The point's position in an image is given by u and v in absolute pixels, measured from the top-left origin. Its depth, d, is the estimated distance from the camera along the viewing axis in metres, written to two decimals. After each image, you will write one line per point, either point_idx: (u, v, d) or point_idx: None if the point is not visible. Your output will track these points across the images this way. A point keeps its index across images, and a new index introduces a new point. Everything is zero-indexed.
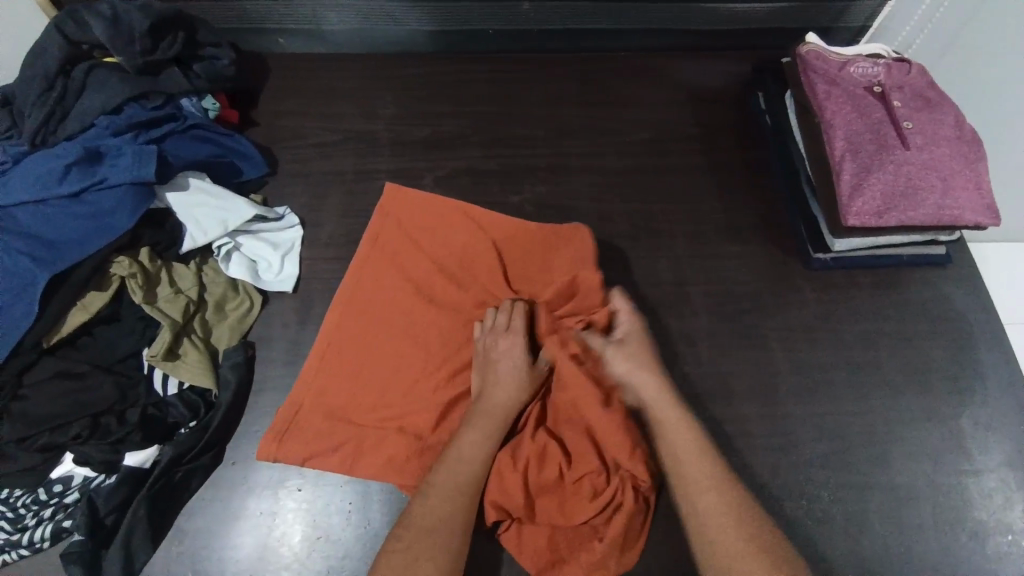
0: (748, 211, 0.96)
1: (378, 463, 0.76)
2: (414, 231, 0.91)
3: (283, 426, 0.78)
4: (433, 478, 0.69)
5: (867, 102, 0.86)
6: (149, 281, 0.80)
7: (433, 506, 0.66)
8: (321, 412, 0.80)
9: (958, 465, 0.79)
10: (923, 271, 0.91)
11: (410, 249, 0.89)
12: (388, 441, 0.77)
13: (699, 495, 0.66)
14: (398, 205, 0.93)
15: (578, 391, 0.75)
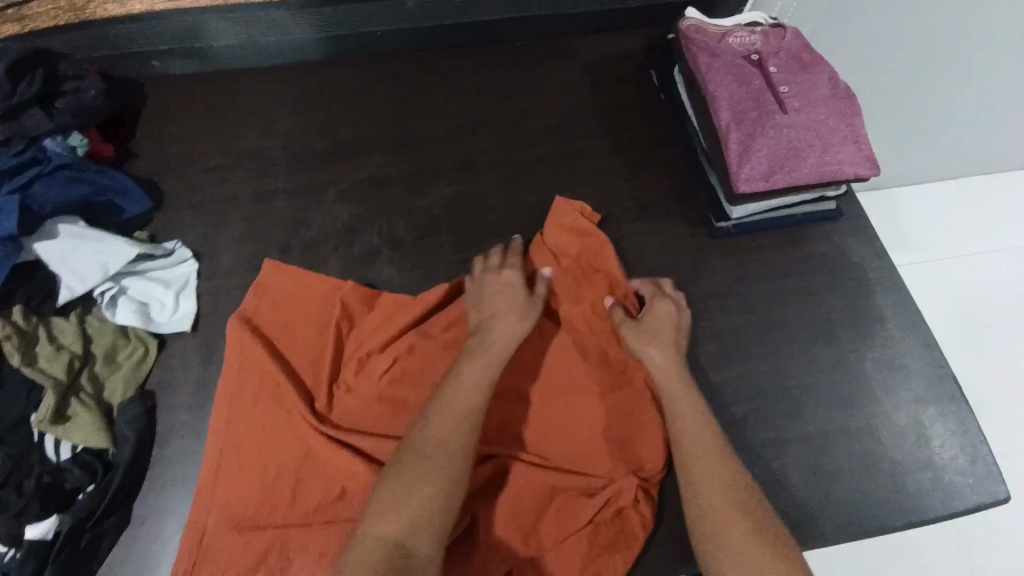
0: (654, 187, 0.97)
1: (311, 559, 0.70)
2: (288, 304, 0.84)
3: (191, 545, 0.70)
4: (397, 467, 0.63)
5: (745, 71, 0.88)
6: (27, 341, 0.75)
7: (432, 435, 0.64)
8: (228, 524, 0.71)
9: (869, 409, 0.83)
10: (822, 226, 0.94)
11: (286, 325, 0.83)
12: (317, 534, 0.70)
13: (699, 460, 0.66)
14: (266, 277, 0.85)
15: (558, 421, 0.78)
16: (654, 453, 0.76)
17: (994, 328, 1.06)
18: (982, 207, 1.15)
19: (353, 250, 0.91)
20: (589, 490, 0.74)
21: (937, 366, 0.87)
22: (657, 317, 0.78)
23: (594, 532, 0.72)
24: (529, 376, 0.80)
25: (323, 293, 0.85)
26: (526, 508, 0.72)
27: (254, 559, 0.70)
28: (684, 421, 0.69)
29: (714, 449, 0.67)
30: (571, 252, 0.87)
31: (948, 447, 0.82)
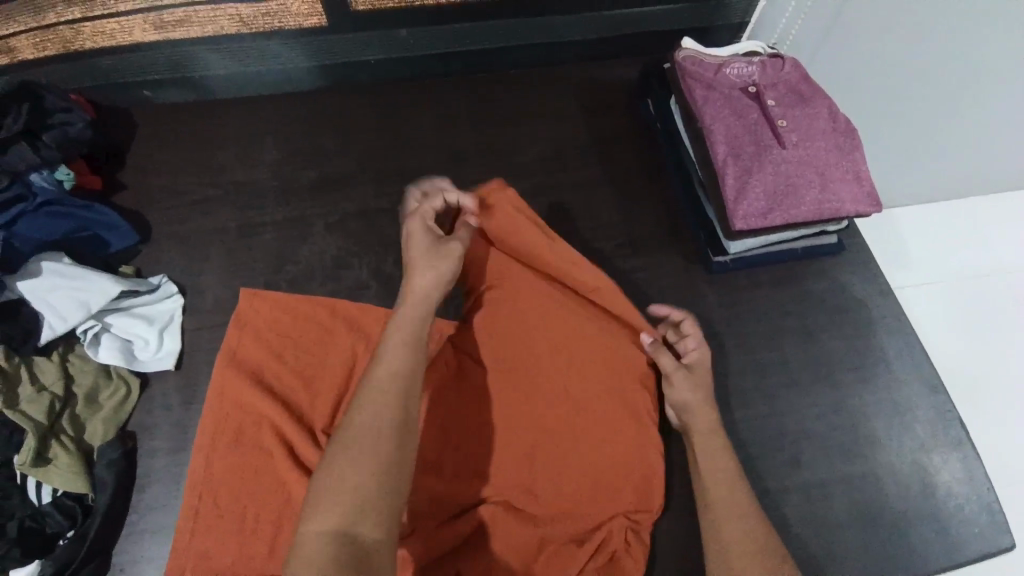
0: (647, 219, 0.95)
1: None
2: (275, 340, 0.83)
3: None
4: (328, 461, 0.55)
5: (742, 104, 0.86)
6: (10, 382, 0.74)
7: (366, 422, 0.57)
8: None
9: (872, 455, 0.80)
10: (821, 260, 0.92)
11: (272, 361, 0.81)
12: None
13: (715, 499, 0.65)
14: (254, 311, 0.85)
15: (552, 461, 0.75)
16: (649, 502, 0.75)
17: (1018, 365, 1.00)
18: (997, 235, 1.10)
19: (340, 284, 0.89)
20: (580, 539, 0.72)
21: (942, 408, 0.84)
22: (701, 366, 0.74)
23: None
24: (528, 416, 0.77)
25: (312, 329, 0.84)
26: (512, 559, 0.70)
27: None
28: (706, 463, 0.68)
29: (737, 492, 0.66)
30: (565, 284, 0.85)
31: (955, 497, 0.78)
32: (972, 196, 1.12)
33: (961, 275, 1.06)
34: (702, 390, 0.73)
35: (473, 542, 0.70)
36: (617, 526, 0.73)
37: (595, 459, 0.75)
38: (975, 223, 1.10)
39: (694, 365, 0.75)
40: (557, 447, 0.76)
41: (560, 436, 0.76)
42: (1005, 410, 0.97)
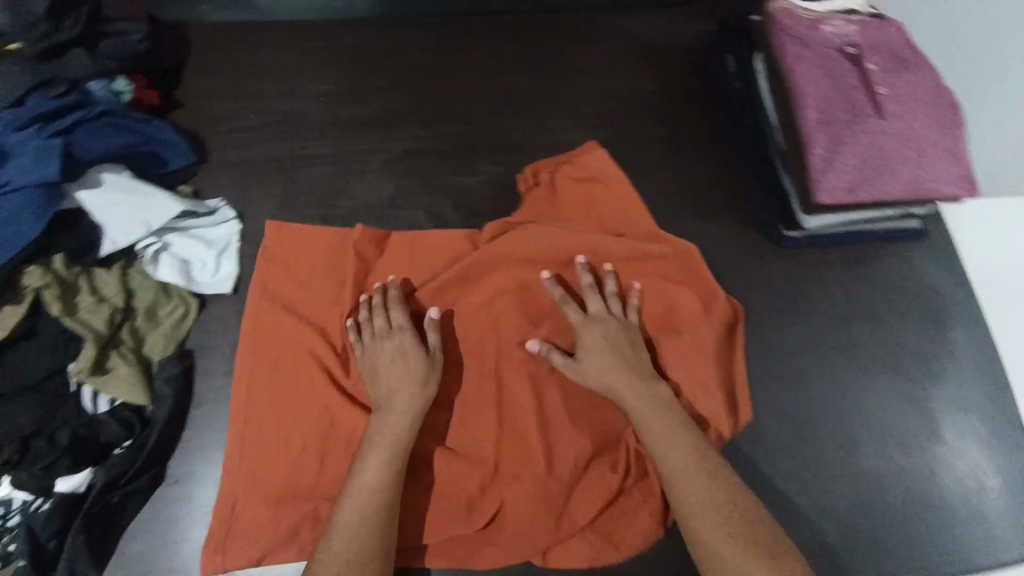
0: (716, 184, 0.91)
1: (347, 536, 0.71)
2: (304, 273, 0.81)
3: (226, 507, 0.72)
4: (336, 530, 0.63)
5: (838, 67, 0.80)
6: (68, 291, 0.74)
7: (344, 541, 0.62)
8: (263, 497, 0.73)
9: (928, 452, 0.78)
10: (896, 245, 0.88)
11: (304, 293, 0.80)
12: None
13: (691, 499, 0.65)
14: (282, 243, 0.83)
15: (587, 396, 0.79)
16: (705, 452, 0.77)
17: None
18: None
19: (395, 225, 0.87)
20: (612, 461, 0.77)
21: (1004, 411, 0.81)
22: (620, 338, 0.76)
23: (625, 499, 0.77)
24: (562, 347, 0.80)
25: (342, 258, 0.82)
26: (554, 483, 0.75)
27: (288, 530, 0.72)
28: (661, 452, 0.69)
29: (705, 481, 0.66)
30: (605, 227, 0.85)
31: (1008, 502, 0.77)
32: None
33: None
34: (627, 362, 0.74)
35: (518, 471, 0.75)
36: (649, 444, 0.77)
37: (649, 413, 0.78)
38: None
39: (616, 350, 0.75)
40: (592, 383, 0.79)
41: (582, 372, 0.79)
42: None
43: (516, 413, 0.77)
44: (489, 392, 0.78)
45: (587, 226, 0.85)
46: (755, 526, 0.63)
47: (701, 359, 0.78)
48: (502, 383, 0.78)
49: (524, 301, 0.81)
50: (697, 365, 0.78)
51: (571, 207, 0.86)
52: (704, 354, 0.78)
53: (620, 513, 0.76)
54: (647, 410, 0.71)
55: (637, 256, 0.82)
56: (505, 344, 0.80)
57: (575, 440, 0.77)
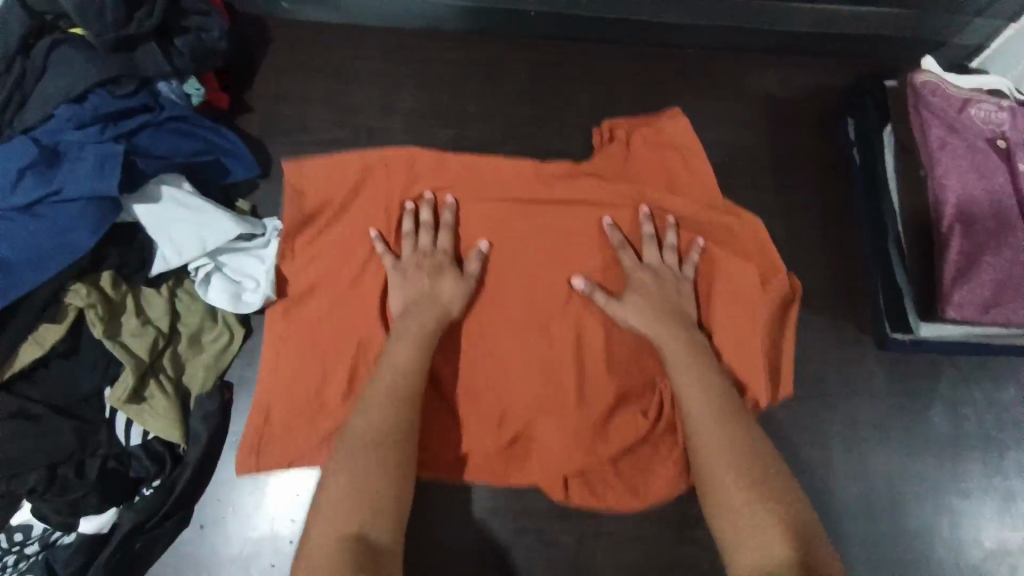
0: (818, 263, 0.82)
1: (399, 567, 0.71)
2: (336, 195, 0.77)
3: (253, 443, 0.70)
4: (362, 416, 0.61)
5: (987, 161, 0.71)
6: (112, 310, 0.69)
7: (377, 426, 0.60)
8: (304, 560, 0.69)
9: (1008, 575, 0.72)
10: (1010, 361, 0.79)
11: (346, 223, 0.77)
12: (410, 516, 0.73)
13: (707, 436, 0.62)
14: (304, 177, 0.76)
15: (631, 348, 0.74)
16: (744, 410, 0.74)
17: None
18: None
19: None
20: (644, 409, 0.74)
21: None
22: (665, 275, 0.73)
23: (653, 446, 0.74)
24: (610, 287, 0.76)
25: (381, 181, 0.77)
26: (582, 423, 0.72)
27: None
28: (686, 394, 0.66)
29: (726, 424, 0.62)
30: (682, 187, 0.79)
31: None
32: None
33: None
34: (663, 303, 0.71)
35: (551, 408, 0.73)
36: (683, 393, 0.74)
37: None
38: None
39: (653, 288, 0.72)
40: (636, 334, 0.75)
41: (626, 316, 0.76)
42: None
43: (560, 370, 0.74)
44: (529, 339, 0.75)
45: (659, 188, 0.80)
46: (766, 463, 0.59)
47: (751, 328, 0.75)
48: (546, 335, 0.75)
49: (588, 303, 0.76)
50: (744, 332, 0.75)
51: (647, 174, 0.80)
52: (752, 319, 0.75)
53: (649, 457, 0.74)
54: (680, 351, 0.68)
55: (698, 217, 0.77)
56: (561, 339, 0.74)
57: (608, 380, 0.74)
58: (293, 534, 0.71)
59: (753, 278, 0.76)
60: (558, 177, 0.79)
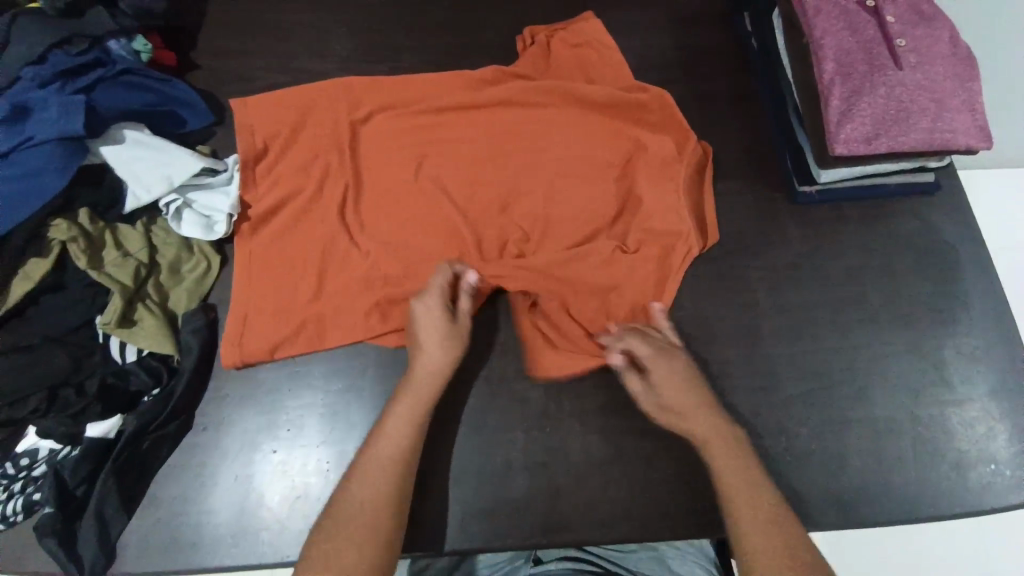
0: (731, 140, 0.90)
1: None
2: (291, 124, 0.86)
3: (236, 330, 0.77)
4: (376, 441, 0.67)
5: (859, 19, 0.79)
6: (93, 245, 0.75)
7: (391, 441, 0.67)
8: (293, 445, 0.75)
9: (941, 397, 0.79)
10: (912, 201, 0.87)
11: (298, 149, 0.86)
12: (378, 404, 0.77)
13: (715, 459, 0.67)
14: (254, 114, 0.86)
15: (566, 221, 0.83)
16: (678, 270, 0.82)
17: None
18: None
19: (406, 180, 0.85)
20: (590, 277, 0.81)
21: (997, 305, 0.83)
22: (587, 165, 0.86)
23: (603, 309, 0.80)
24: (543, 176, 0.85)
25: (323, 110, 0.88)
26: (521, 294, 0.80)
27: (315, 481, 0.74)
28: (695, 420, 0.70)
29: (733, 452, 0.67)
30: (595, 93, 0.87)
31: (1016, 443, 0.78)
32: None
33: None
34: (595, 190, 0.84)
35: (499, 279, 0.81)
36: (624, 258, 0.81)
37: (631, 235, 0.83)
38: None
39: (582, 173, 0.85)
40: (571, 210, 0.84)
41: (561, 195, 0.84)
42: None
43: (510, 242, 0.82)
44: (482, 222, 0.83)
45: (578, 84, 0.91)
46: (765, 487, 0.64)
47: (674, 191, 0.84)
48: (499, 215, 0.84)
49: (522, 190, 0.85)
50: (668, 195, 0.83)
51: (565, 73, 0.92)
52: (673, 185, 0.84)
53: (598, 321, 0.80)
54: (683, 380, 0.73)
55: (614, 102, 0.88)
56: (499, 226, 0.83)
57: (553, 254, 0.81)
58: (289, 421, 0.76)
59: (673, 153, 0.86)
60: (483, 85, 0.90)
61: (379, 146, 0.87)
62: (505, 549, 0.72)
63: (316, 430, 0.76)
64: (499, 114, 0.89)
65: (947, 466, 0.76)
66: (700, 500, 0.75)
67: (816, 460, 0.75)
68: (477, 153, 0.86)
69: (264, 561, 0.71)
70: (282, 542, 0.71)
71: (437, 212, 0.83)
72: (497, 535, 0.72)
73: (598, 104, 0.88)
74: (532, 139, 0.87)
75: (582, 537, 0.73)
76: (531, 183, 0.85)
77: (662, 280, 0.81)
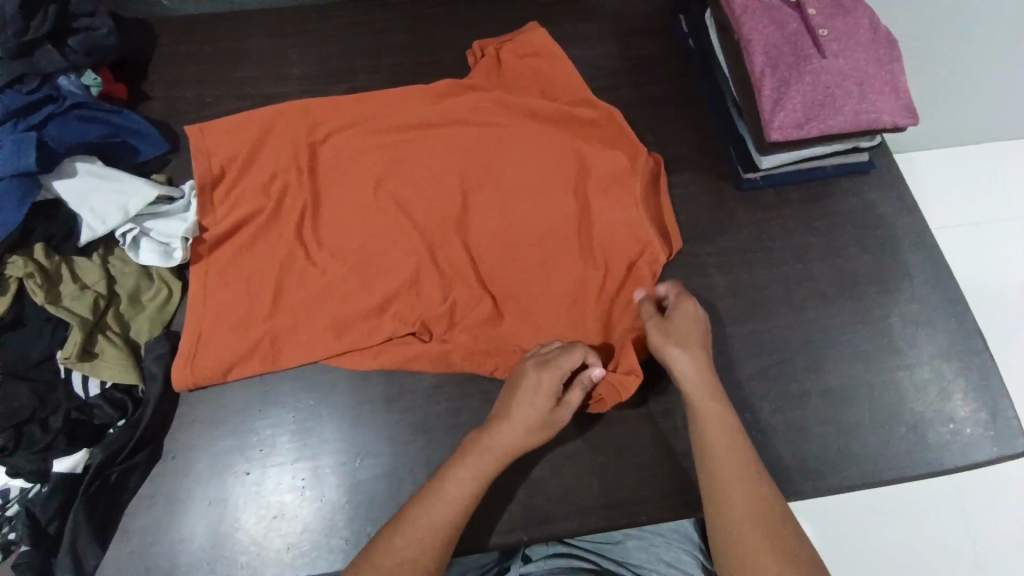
0: (677, 135, 0.94)
1: (349, 452, 0.76)
2: (245, 148, 0.87)
3: (190, 351, 0.76)
4: (430, 498, 0.65)
5: (782, 14, 0.84)
6: (50, 280, 0.75)
7: (451, 500, 0.65)
8: (265, 466, 0.75)
9: (893, 362, 0.82)
10: (850, 180, 0.92)
11: (255, 171, 0.86)
12: (346, 420, 0.78)
13: (718, 474, 0.66)
14: (209, 140, 0.86)
15: (522, 229, 0.85)
16: (649, 275, 0.83)
17: (994, 312, 1.11)
18: (993, 186, 1.19)
19: (363, 195, 0.86)
20: (548, 284, 0.82)
21: (940, 272, 0.87)
22: (539, 174, 0.88)
23: (565, 316, 0.81)
24: (498, 188, 0.87)
25: (277, 133, 0.88)
26: (484, 306, 0.80)
27: (291, 497, 0.74)
28: (706, 429, 0.69)
29: (740, 466, 0.66)
30: (545, 104, 0.90)
31: (970, 401, 0.81)
32: (973, 146, 1.20)
33: (956, 221, 1.16)
34: (550, 195, 0.86)
35: (457, 287, 0.81)
36: (582, 264, 0.83)
37: (587, 239, 0.85)
38: (971, 173, 1.19)
39: (537, 181, 0.87)
40: (526, 218, 0.85)
41: (516, 204, 0.86)
42: (987, 333, 1.10)
43: (467, 252, 0.83)
44: (440, 232, 0.84)
45: (528, 89, 0.93)
46: (767, 503, 0.64)
47: (636, 198, 0.86)
48: (457, 228, 0.85)
49: (477, 199, 0.87)
50: (620, 198, 0.86)
51: (517, 80, 0.94)
52: (629, 190, 0.86)
53: (560, 326, 0.81)
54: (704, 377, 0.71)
55: (569, 113, 0.90)
56: (456, 235, 0.84)
57: (510, 265, 0.83)
58: (260, 442, 0.76)
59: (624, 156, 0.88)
60: (437, 98, 0.92)
61: (337, 165, 0.88)
62: (497, 547, 0.73)
63: (287, 448, 0.76)
64: (453, 127, 0.90)
65: (905, 428, 0.79)
66: (673, 481, 0.77)
67: (781, 433, 0.78)
68: (431, 165, 0.88)
69: None
70: (260, 562, 0.71)
71: (396, 228, 0.84)
72: (478, 533, 0.73)
73: (547, 114, 0.90)
74: (487, 151, 0.89)
75: (561, 528, 0.74)
76: (486, 193, 0.87)
77: (626, 287, 0.83)
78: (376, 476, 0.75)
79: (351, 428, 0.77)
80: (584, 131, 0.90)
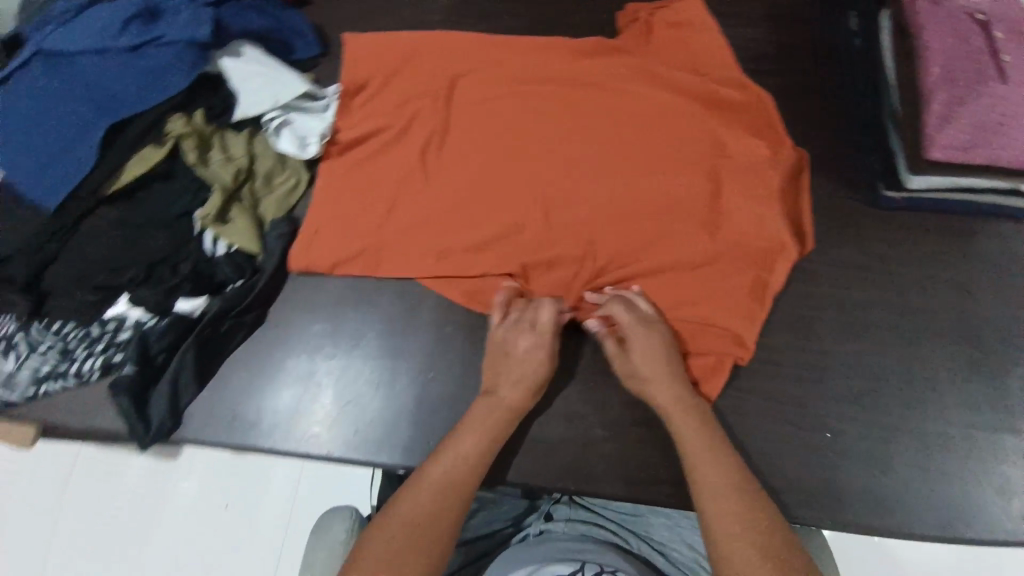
0: (815, 137, 0.90)
1: (424, 366, 0.79)
2: (390, 66, 0.91)
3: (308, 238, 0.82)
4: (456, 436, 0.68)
5: (968, 29, 0.78)
6: (203, 143, 0.82)
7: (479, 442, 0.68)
8: (349, 358, 0.80)
9: (1000, 422, 0.76)
10: (999, 223, 0.85)
11: (394, 88, 0.91)
12: (431, 336, 0.81)
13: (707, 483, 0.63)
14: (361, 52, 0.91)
15: (639, 196, 0.84)
16: (759, 271, 0.80)
17: None
18: None
19: (488, 132, 0.88)
20: (653, 255, 0.81)
21: None
22: (665, 146, 0.86)
23: (663, 289, 0.80)
24: (623, 150, 0.86)
25: (421, 57, 0.92)
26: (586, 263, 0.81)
27: (363, 392, 0.78)
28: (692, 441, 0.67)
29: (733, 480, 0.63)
30: (685, 81, 0.89)
31: None
32: None
33: None
34: (674, 167, 0.85)
35: (562, 238, 0.82)
36: (692, 243, 0.81)
37: (703, 219, 0.82)
38: None
39: (663, 153, 0.86)
40: (644, 186, 0.84)
41: (636, 171, 0.85)
42: None
43: (578, 207, 0.84)
44: (555, 182, 0.85)
45: (671, 61, 0.91)
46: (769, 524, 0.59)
47: (764, 195, 0.83)
48: (572, 181, 0.85)
49: (597, 157, 0.86)
50: (744, 186, 0.83)
51: (661, 50, 0.93)
52: (756, 183, 0.83)
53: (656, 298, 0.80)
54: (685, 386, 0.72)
55: (708, 94, 0.88)
56: (571, 188, 0.85)
57: (621, 227, 0.83)
58: (350, 334, 0.81)
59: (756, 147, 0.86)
60: (578, 54, 0.93)
61: (472, 97, 0.90)
62: (511, 483, 0.75)
63: (372, 347, 0.80)
64: (588, 84, 0.90)
65: (996, 493, 0.74)
66: None
67: (857, 460, 0.75)
68: (561, 116, 0.89)
69: (309, 454, 0.76)
70: (328, 440, 0.76)
71: (516, 169, 0.86)
72: (528, 473, 0.75)
73: (686, 90, 0.88)
74: (618, 114, 0.88)
75: (607, 491, 0.74)
76: (610, 154, 0.86)
77: (734, 282, 0.80)
78: (443, 394, 0.78)
79: (432, 343, 0.80)
80: (719, 114, 0.88)
